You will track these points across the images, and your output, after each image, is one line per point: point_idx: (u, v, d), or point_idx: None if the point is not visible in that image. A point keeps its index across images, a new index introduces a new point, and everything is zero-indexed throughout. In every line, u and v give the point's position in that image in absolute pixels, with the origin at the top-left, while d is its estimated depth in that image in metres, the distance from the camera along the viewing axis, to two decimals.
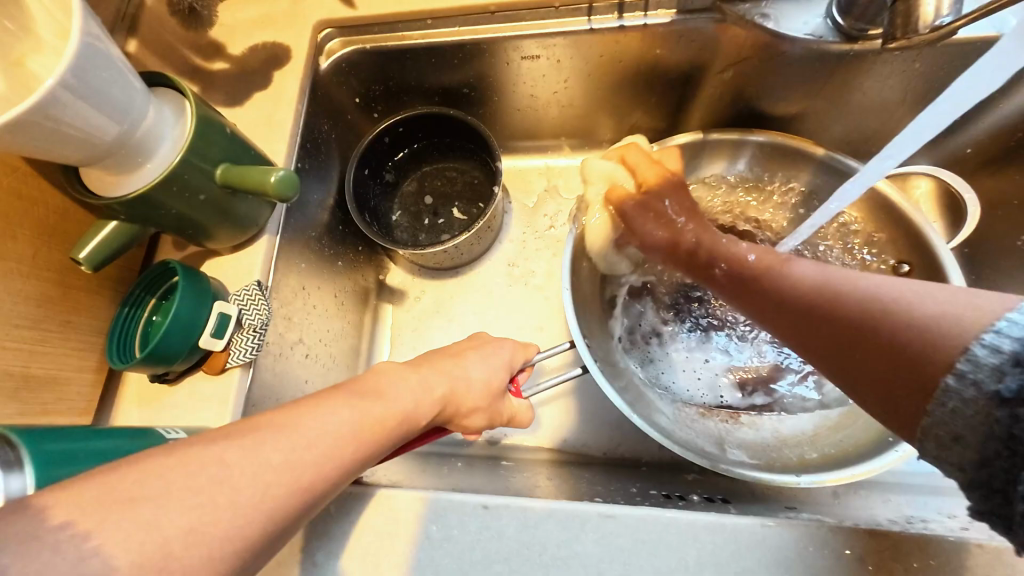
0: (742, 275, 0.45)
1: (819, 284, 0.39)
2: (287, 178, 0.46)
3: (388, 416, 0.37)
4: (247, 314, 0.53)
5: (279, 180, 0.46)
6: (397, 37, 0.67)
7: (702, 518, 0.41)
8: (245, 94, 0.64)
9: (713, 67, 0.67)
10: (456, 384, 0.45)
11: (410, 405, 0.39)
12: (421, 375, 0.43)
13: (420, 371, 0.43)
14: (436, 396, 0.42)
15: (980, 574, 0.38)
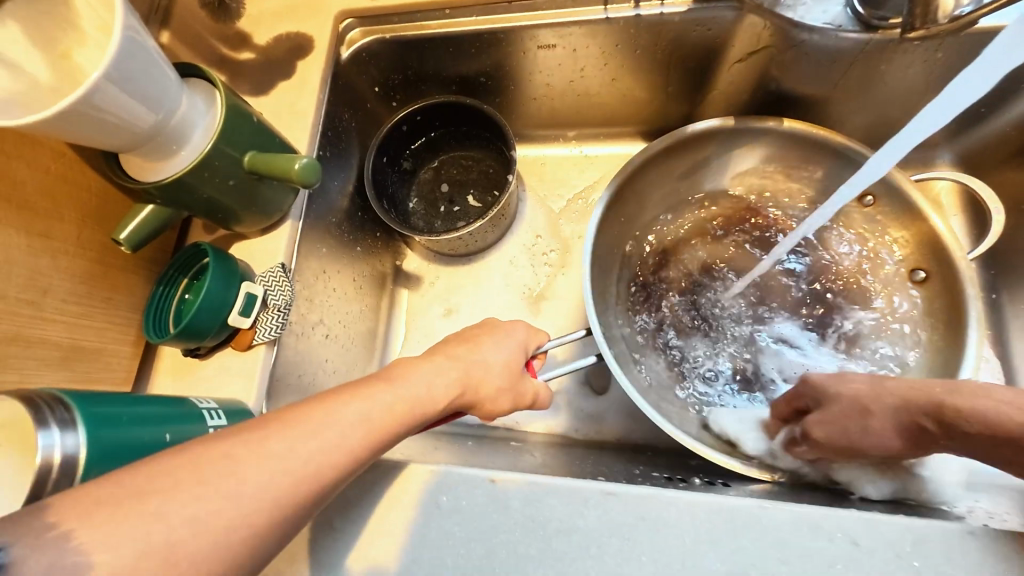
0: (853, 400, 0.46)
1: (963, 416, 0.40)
2: (310, 165, 0.49)
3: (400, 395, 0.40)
4: (272, 294, 0.56)
5: (302, 167, 0.49)
6: (416, 26, 0.69)
7: (703, 498, 0.43)
8: (270, 83, 0.66)
9: (730, 56, 0.66)
10: (473, 368, 0.46)
11: (422, 389, 0.42)
12: (433, 363, 0.45)
13: (435, 359, 0.45)
14: (451, 378, 0.44)
15: (976, 561, 0.38)
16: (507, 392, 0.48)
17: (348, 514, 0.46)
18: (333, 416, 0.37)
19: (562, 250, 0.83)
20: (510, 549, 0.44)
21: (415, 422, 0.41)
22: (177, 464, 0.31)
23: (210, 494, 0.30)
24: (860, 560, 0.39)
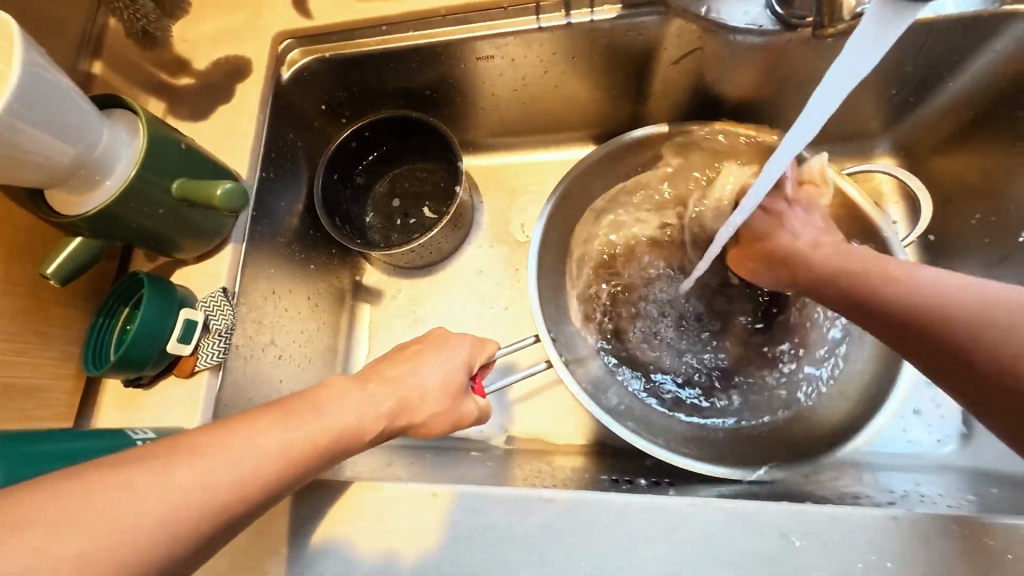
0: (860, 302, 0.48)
1: (931, 302, 0.44)
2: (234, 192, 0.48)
3: (325, 433, 0.41)
4: (213, 319, 0.55)
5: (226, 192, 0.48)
6: (354, 44, 0.69)
7: (639, 499, 0.43)
8: (209, 108, 0.66)
9: (665, 57, 0.67)
10: (407, 394, 0.46)
11: (347, 419, 0.42)
12: (365, 392, 0.45)
13: (368, 387, 0.45)
14: (382, 409, 0.44)
15: (898, 545, 0.39)
16: (445, 413, 0.48)
17: (291, 537, 0.46)
18: (255, 436, 0.38)
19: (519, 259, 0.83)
20: (452, 562, 0.44)
21: (338, 444, 0.41)
22: (85, 499, 0.31)
23: (122, 520, 0.31)
24: (790, 551, 0.40)
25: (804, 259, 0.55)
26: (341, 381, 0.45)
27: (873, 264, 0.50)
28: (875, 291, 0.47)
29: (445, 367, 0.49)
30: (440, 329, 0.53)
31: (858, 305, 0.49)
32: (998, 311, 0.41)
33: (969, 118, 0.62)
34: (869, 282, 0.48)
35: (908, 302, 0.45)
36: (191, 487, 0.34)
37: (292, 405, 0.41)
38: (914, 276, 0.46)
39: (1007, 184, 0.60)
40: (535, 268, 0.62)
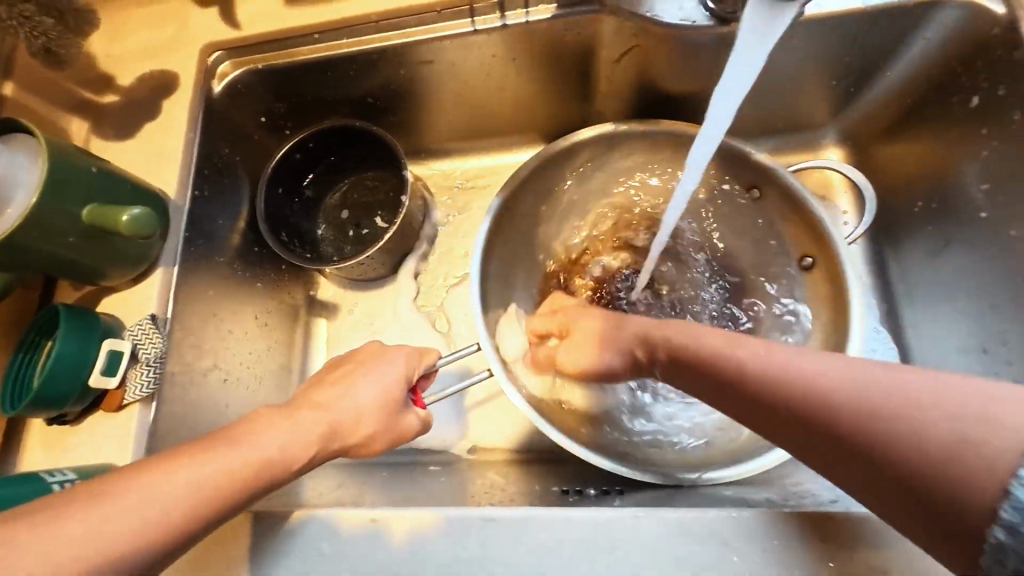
0: (761, 399, 0.36)
1: (847, 386, 0.33)
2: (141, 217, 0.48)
3: (242, 466, 0.40)
4: (143, 348, 0.54)
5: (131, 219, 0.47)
6: (287, 53, 0.67)
7: (579, 514, 0.42)
8: (135, 126, 0.64)
9: (605, 56, 0.66)
10: (338, 418, 0.46)
11: (271, 448, 0.42)
12: (293, 420, 0.44)
13: (295, 415, 0.44)
14: (312, 436, 0.44)
15: (841, 546, 0.39)
16: (382, 430, 0.48)
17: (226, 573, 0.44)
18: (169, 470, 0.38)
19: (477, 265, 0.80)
20: None
21: (258, 477, 0.41)
22: None
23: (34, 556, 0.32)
24: (730, 560, 0.39)
25: (681, 346, 0.42)
26: (268, 412, 0.44)
27: (731, 341, 0.40)
28: (766, 376, 0.36)
29: (378, 386, 0.49)
30: (375, 343, 0.53)
31: (766, 412, 0.36)
32: (863, 397, 0.32)
33: (909, 107, 0.61)
34: (749, 371, 0.37)
35: (826, 380, 0.34)
36: (91, 530, 0.34)
37: (212, 441, 0.41)
38: (792, 359, 0.36)
39: (940, 177, 0.59)
40: (476, 276, 0.61)
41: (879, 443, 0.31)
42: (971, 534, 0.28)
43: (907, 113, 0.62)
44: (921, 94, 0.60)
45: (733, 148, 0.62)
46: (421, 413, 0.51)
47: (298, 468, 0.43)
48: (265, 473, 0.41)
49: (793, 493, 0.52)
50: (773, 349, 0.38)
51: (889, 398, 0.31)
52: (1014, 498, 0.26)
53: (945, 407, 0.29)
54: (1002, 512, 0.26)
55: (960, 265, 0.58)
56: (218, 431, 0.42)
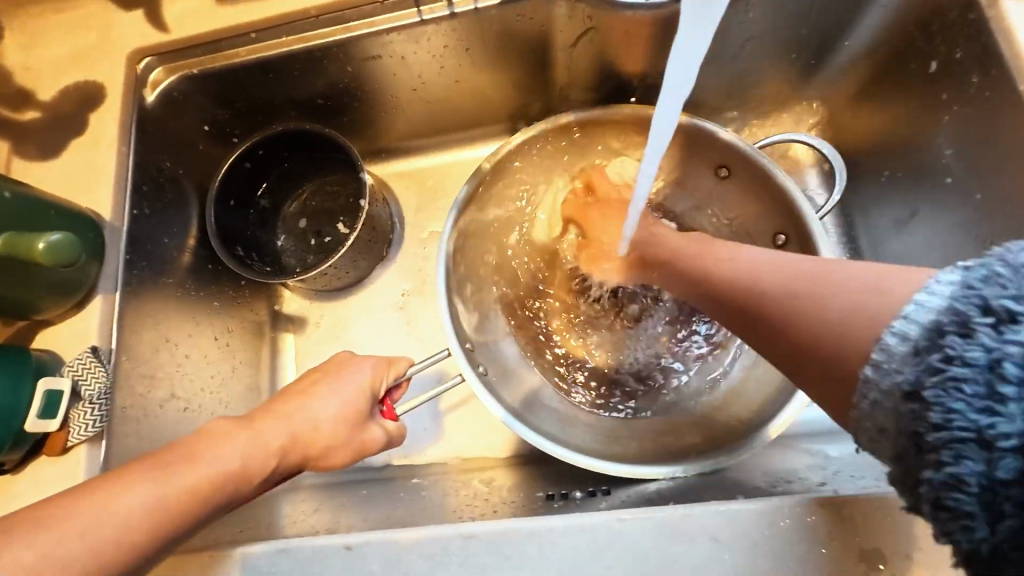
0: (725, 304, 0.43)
1: (773, 277, 0.39)
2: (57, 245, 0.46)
3: (200, 480, 0.38)
4: (84, 384, 0.50)
5: (47, 247, 0.45)
6: (224, 56, 0.62)
7: (561, 523, 0.40)
8: (61, 144, 0.59)
9: (562, 40, 0.64)
10: (299, 429, 0.44)
11: (232, 463, 0.40)
12: (252, 430, 0.42)
13: (253, 426, 0.43)
14: (271, 448, 0.42)
15: (829, 533, 0.37)
16: (343, 445, 0.46)
17: None
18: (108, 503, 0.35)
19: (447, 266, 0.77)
20: None
21: (220, 492, 0.39)
22: None
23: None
24: (719, 556, 0.38)
25: (675, 253, 0.52)
26: (225, 424, 0.42)
27: (705, 251, 0.48)
28: (715, 275, 0.45)
29: (342, 397, 0.47)
30: (343, 352, 0.52)
31: (721, 303, 0.43)
32: (798, 284, 0.36)
33: (871, 76, 0.60)
34: (704, 271, 0.46)
35: (770, 270, 0.40)
36: (46, 554, 0.33)
37: (161, 456, 0.39)
38: (750, 258, 0.43)
39: (904, 146, 0.59)
40: (443, 278, 0.58)
41: (802, 331, 0.35)
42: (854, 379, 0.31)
43: (869, 82, 0.61)
44: (881, 61, 0.59)
45: (694, 128, 0.60)
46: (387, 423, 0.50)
47: (262, 481, 0.42)
48: (218, 503, 0.39)
49: (774, 479, 0.52)
50: (748, 250, 0.45)
51: (810, 290, 0.35)
52: (883, 343, 0.30)
53: (857, 284, 0.33)
54: (873, 355, 0.30)
55: (927, 235, 0.58)
56: (166, 447, 0.40)
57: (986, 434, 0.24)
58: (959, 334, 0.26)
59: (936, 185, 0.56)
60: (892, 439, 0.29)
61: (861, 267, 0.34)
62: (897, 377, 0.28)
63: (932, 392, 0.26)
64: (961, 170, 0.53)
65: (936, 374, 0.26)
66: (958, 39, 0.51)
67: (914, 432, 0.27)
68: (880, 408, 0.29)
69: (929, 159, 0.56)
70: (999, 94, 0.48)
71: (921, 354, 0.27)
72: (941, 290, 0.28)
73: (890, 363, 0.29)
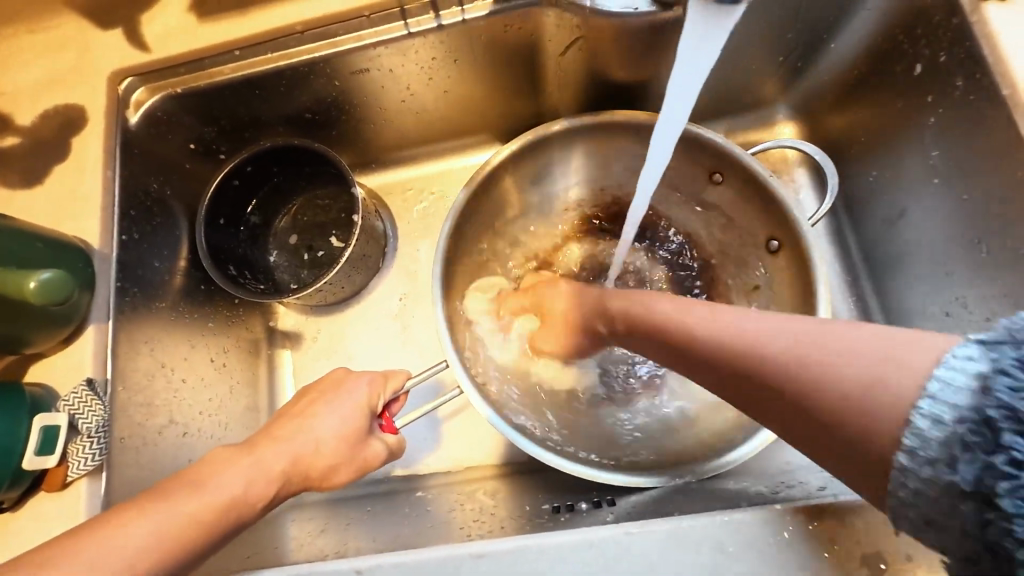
0: (730, 377, 0.38)
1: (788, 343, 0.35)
2: (48, 283, 0.45)
3: (203, 510, 0.38)
4: (81, 418, 0.49)
5: (38, 284, 0.45)
6: (208, 74, 0.61)
7: (570, 538, 0.41)
8: (43, 170, 0.57)
9: (551, 49, 0.63)
10: (300, 452, 0.44)
11: (236, 489, 0.40)
12: (255, 458, 0.42)
13: (255, 452, 0.43)
14: (274, 473, 0.42)
15: (830, 538, 0.38)
16: (347, 463, 0.46)
17: None
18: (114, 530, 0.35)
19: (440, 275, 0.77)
20: None
21: (225, 522, 0.39)
22: None
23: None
24: (728, 567, 0.38)
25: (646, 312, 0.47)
26: (225, 452, 0.42)
27: (699, 313, 0.43)
28: (701, 350, 0.41)
29: (340, 414, 0.47)
30: (338, 370, 0.51)
31: (716, 375, 0.40)
32: (808, 354, 0.34)
33: (856, 78, 0.61)
34: (687, 341, 0.43)
35: (766, 334, 0.37)
36: None
37: (165, 490, 0.39)
38: (737, 323, 0.39)
39: (892, 148, 0.60)
40: (440, 294, 0.57)
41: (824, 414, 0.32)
42: (881, 459, 0.30)
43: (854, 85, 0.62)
44: (866, 64, 0.59)
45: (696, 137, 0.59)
46: (388, 440, 0.49)
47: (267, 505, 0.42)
48: (225, 532, 0.39)
49: (776, 485, 0.52)
50: (734, 311, 0.41)
51: (825, 357, 0.33)
52: (914, 427, 0.29)
53: (862, 354, 0.32)
54: (903, 438, 0.29)
55: (915, 235, 0.59)
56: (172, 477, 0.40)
57: (989, 488, 0.26)
58: (1019, 434, 0.25)
59: (923, 184, 0.57)
60: (943, 528, 0.29)
61: (858, 341, 0.32)
62: (937, 463, 0.28)
63: (1009, 503, 0.25)
64: (947, 171, 0.54)
65: (1005, 479, 0.25)
66: (943, 43, 0.51)
67: (985, 537, 0.27)
68: (923, 498, 0.29)
69: (916, 160, 0.57)
70: (982, 97, 0.49)
71: (971, 427, 0.27)
72: (963, 366, 0.28)
73: (927, 450, 0.28)
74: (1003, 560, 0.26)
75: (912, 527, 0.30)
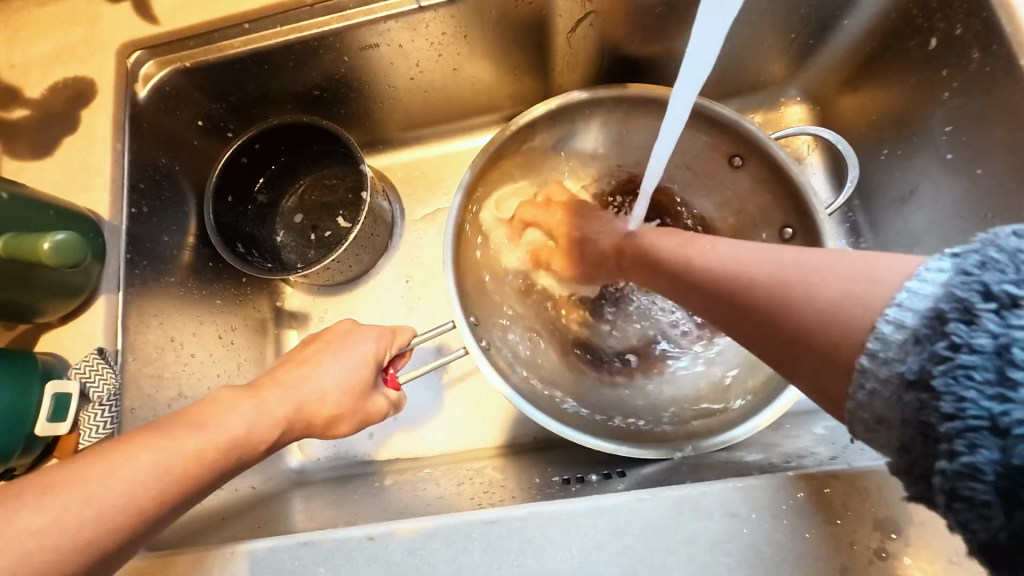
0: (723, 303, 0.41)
1: (773, 275, 0.36)
2: (66, 243, 0.44)
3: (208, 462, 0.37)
4: (93, 386, 0.49)
5: (52, 246, 0.43)
6: (217, 48, 0.61)
7: (583, 503, 0.41)
8: (51, 143, 0.57)
9: (561, 25, 0.63)
10: (305, 401, 0.44)
11: (238, 432, 0.39)
12: (257, 406, 0.42)
13: (257, 396, 0.42)
14: (279, 430, 0.42)
15: (841, 504, 0.39)
16: (350, 413, 0.46)
17: None
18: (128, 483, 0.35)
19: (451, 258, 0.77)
20: None
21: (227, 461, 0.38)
22: None
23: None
24: (739, 531, 0.39)
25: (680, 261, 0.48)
26: (228, 393, 0.41)
27: (701, 246, 0.47)
28: (711, 273, 0.43)
29: (346, 367, 0.47)
30: (345, 323, 0.51)
31: (720, 304, 0.41)
32: (782, 278, 0.35)
33: (868, 56, 0.61)
34: (687, 264, 0.46)
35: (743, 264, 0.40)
36: None
37: (168, 422, 0.38)
38: (735, 252, 0.42)
39: (904, 125, 0.59)
40: (450, 259, 0.57)
41: (788, 314, 0.34)
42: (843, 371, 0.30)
43: (865, 63, 0.62)
44: (879, 40, 0.59)
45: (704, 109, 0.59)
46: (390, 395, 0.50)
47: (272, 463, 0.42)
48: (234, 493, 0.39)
49: (787, 456, 0.52)
50: (725, 245, 0.45)
51: (796, 276, 0.35)
52: (878, 333, 0.28)
53: (846, 273, 0.32)
54: (868, 343, 0.29)
55: (929, 212, 0.58)
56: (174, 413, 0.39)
57: (928, 377, 0.25)
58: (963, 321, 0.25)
59: (936, 161, 0.57)
60: (889, 428, 0.28)
61: (829, 260, 0.34)
62: (898, 367, 0.27)
63: (941, 382, 0.25)
64: (962, 146, 0.54)
65: (942, 362, 0.25)
66: (958, 15, 0.51)
67: (923, 426, 0.26)
68: (878, 397, 0.28)
69: (929, 137, 0.57)
70: (998, 69, 0.49)
71: (924, 343, 0.26)
72: (933, 277, 0.27)
73: (887, 353, 0.28)
74: (935, 442, 0.25)
75: (866, 430, 0.30)
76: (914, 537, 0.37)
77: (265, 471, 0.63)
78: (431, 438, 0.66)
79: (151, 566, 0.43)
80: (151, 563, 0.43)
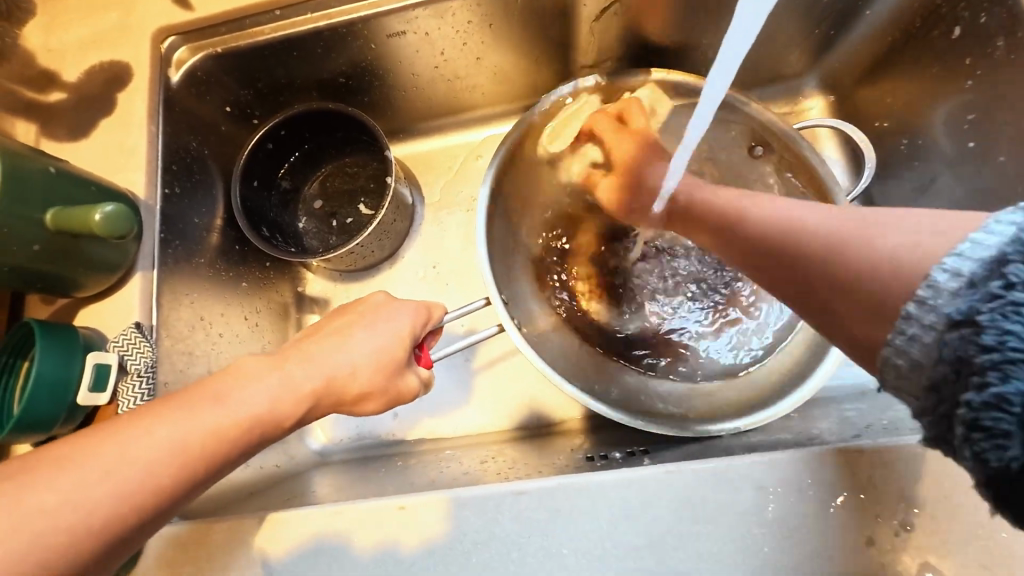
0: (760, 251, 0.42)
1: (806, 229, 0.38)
2: (115, 215, 0.45)
3: (243, 418, 0.39)
4: (130, 358, 0.50)
5: (103, 217, 0.45)
6: (248, 33, 0.62)
7: (611, 476, 0.42)
8: (87, 125, 0.59)
9: (585, 14, 0.64)
10: (327, 364, 0.44)
11: (259, 401, 0.40)
12: (282, 373, 0.42)
13: (284, 368, 0.42)
14: (304, 391, 0.42)
15: (868, 479, 0.39)
16: (381, 391, 0.46)
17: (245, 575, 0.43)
18: (177, 441, 0.36)
19: (466, 243, 0.77)
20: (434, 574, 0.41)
21: (246, 424, 0.39)
22: None
23: (59, 519, 0.32)
24: (766, 502, 0.40)
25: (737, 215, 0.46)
26: (250, 362, 0.42)
27: (755, 201, 0.46)
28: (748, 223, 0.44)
29: (375, 339, 0.47)
30: (379, 296, 0.51)
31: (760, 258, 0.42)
32: (812, 244, 0.37)
33: (890, 46, 0.61)
34: (750, 223, 0.44)
35: (775, 223, 0.41)
36: (122, 513, 0.34)
37: (189, 392, 0.39)
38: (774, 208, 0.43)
39: (925, 112, 0.60)
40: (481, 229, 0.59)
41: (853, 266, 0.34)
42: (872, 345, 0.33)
43: (887, 53, 0.62)
44: (901, 31, 0.60)
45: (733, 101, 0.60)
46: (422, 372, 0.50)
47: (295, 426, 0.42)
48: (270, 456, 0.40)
49: (804, 436, 0.53)
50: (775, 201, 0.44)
51: (864, 232, 0.34)
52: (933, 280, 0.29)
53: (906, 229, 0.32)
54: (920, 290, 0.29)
55: (950, 200, 0.59)
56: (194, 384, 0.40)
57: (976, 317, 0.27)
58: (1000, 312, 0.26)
59: (958, 149, 0.57)
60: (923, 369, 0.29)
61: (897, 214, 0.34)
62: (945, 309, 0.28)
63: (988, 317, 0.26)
64: (984, 134, 0.55)
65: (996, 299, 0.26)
66: (983, 4, 0.52)
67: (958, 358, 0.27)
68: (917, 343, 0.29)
69: (951, 125, 0.57)
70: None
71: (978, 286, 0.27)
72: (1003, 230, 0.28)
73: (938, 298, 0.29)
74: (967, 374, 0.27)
75: (897, 377, 0.31)
76: (940, 513, 0.38)
77: (288, 450, 0.64)
78: (453, 421, 0.67)
79: (188, 533, 0.45)
80: (188, 531, 0.45)
